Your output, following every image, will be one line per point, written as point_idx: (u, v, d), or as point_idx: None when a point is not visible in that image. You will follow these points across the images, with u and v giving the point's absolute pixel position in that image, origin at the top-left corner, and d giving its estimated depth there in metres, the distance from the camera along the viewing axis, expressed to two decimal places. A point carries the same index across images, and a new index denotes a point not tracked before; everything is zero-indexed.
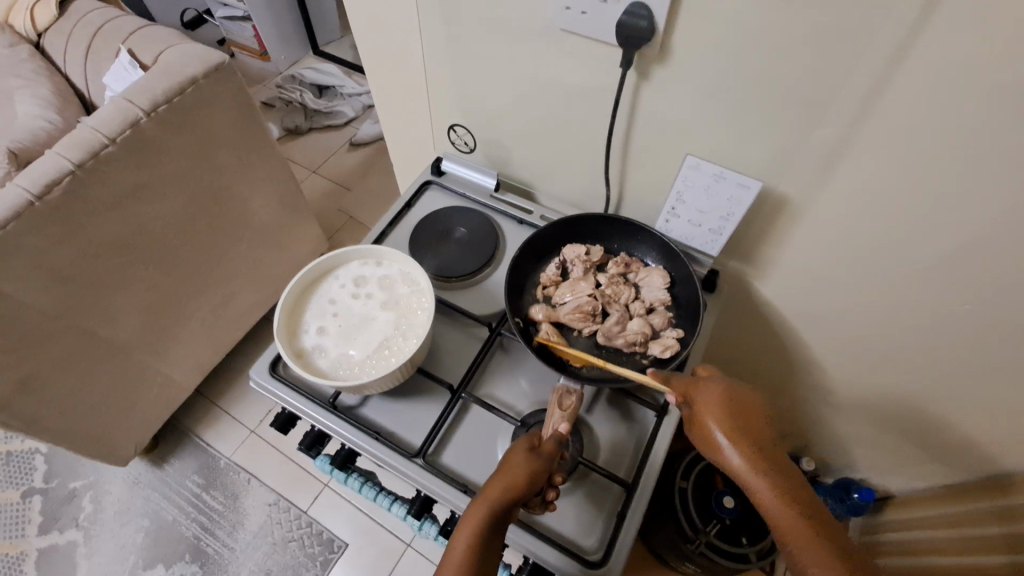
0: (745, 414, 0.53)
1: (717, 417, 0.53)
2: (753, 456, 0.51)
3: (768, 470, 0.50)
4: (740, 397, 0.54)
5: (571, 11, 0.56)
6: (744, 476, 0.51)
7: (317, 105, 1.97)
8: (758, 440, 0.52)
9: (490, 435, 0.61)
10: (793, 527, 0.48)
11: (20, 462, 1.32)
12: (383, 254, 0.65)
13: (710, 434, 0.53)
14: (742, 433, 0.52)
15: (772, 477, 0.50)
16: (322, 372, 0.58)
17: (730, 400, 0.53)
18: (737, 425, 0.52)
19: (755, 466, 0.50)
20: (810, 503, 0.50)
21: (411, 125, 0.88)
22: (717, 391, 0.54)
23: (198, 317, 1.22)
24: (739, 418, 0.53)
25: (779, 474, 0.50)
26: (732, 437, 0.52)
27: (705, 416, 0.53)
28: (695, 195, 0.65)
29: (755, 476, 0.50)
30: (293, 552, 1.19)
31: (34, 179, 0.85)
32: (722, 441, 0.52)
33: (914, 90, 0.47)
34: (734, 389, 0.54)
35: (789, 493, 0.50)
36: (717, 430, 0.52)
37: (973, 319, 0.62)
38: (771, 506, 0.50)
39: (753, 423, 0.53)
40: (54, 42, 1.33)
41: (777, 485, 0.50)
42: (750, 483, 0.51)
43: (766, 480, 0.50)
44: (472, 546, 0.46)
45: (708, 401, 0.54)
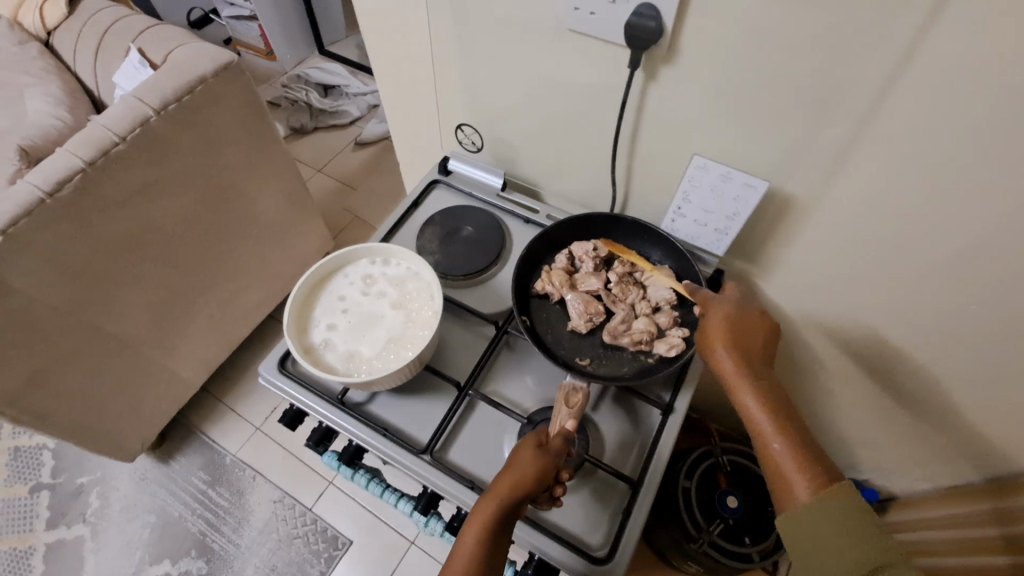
0: (746, 331, 0.58)
1: (721, 330, 0.57)
2: (748, 367, 0.55)
3: (759, 382, 0.54)
4: (746, 317, 0.59)
5: (579, 12, 0.56)
6: (736, 385, 0.54)
7: (322, 104, 1.99)
8: (755, 356, 0.56)
9: (497, 432, 0.61)
10: (772, 435, 0.51)
11: (28, 457, 1.33)
12: (392, 251, 0.66)
13: (711, 344, 0.57)
14: (741, 347, 0.56)
15: (760, 389, 0.53)
16: (332, 367, 0.59)
17: (734, 319, 0.58)
18: (739, 340, 0.57)
19: (747, 376, 0.54)
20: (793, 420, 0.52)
21: (418, 125, 0.89)
22: (723, 310, 0.58)
23: (205, 315, 1.22)
24: (739, 331, 0.57)
25: (767, 388, 0.54)
26: (731, 347, 0.56)
27: (710, 329, 0.58)
28: (701, 195, 0.65)
29: (745, 384, 0.54)
30: (298, 549, 1.19)
31: (46, 177, 0.86)
32: (719, 349, 0.56)
33: (920, 92, 0.48)
34: (740, 312, 0.59)
35: (775, 405, 0.53)
36: (718, 339, 0.56)
37: (980, 320, 0.62)
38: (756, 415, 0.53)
39: (752, 340, 0.57)
40: (64, 41, 1.34)
41: (765, 396, 0.53)
42: (739, 392, 0.54)
43: (755, 389, 0.53)
44: (480, 539, 0.47)
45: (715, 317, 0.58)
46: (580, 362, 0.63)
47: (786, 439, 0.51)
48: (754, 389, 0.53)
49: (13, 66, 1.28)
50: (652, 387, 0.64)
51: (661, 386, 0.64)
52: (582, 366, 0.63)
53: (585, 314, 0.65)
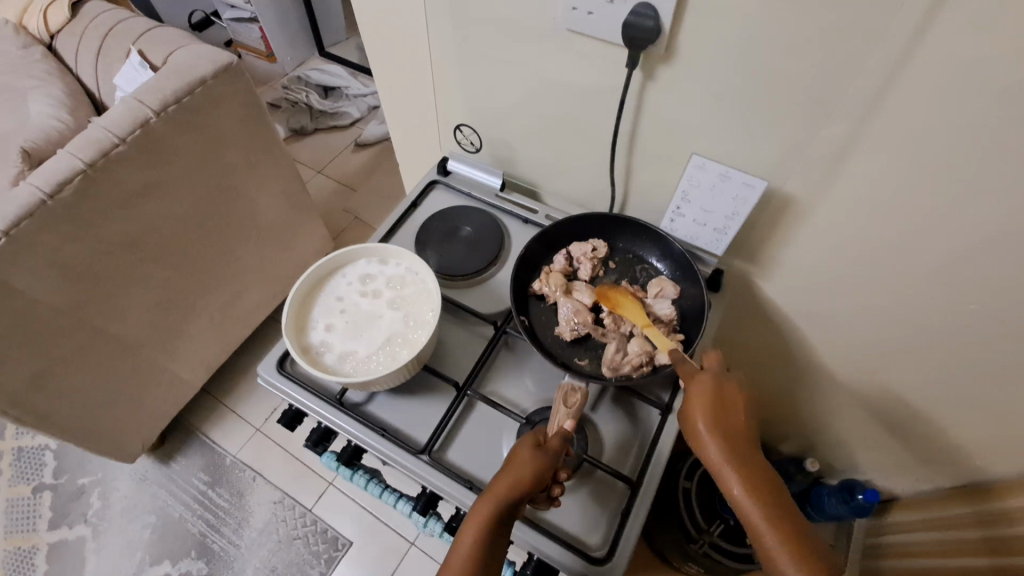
0: (729, 407, 0.54)
1: (701, 411, 0.53)
2: (732, 450, 0.52)
3: (746, 467, 0.51)
4: (728, 388, 0.54)
5: (578, 11, 0.56)
6: (721, 470, 0.52)
7: (323, 105, 1.99)
8: (739, 434, 0.53)
9: (495, 432, 0.61)
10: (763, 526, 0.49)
11: (30, 457, 1.33)
12: (390, 252, 0.66)
13: (694, 425, 0.53)
14: (724, 428, 0.53)
15: (748, 475, 0.51)
16: (330, 368, 0.59)
17: (715, 394, 0.54)
18: (722, 418, 0.53)
19: (733, 461, 0.51)
20: (784, 502, 0.50)
21: (418, 125, 0.89)
22: (703, 385, 0.54)
23: (206, 316, 1.23)
24: (723, 411, 0.53)
25: (754, 470, 0.51)
26: (713, 430, 0.52)
27: (691, 408, 0.54)
28: (700, 194, 0.65)
29: (730, 471, 0.51)
30: (298, 550, 1.19)
31: (47, 178, 0.86)
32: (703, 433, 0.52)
33: (918, 92, 0.48)
34: (723, 383, 0.55)
35: (764, 491, 0.50)
36: (701, 423, 0.53)
37: (980, 319, 0.62)
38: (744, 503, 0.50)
39: (736, 415, 0.53)
40: (66, 43, 1.35)
41: (752, 480, 0.50)
42: (726, 478, 0.51)
43: (742, 475, 0.51)
44: (478, 540, 0.47)
45: (694, 393, 0.54)
46: (579, 362, 0.63)
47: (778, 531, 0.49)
48: (741, 474, 0.51)
49: (16, 69, 1.28)
50: (651, 387, 0.64)
51: (660, 386, 0.64)
52: (582, 366, 0.63)
53: (577, 324, 0.64)
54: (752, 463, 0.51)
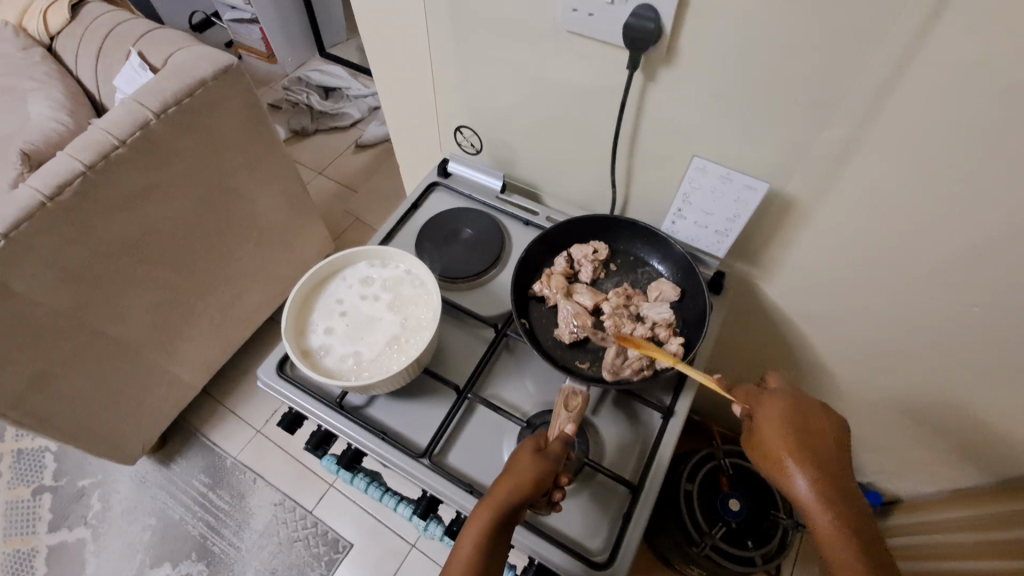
0: (814, 434, 0.52)
1: (784, 437, 0.52)
2: (820, 482, 0.49)
3: (833, 500, 0.49)
4: (811, 413, 0.53)
5: (578, 13, 0.56)
6: (806, 502, 0.50)
7: (323, 106, 1.99)
8: (828, 465, 0.50)
9: (496, 435, 0.61)
10: (853, 567, 0.46)
11: (30, 460, 1.33)
12: (391, 254, 0.65)
13: (775, 450, 0.52)
14: (811, 457, 0.51)
15: (837, 511, 0.48)
16: (330, 371, 0.58)
17: (797, 420, 0.53)
18: (807, 445, 0.51)
19: (820, 494, 0.49)
20: (875, 545, 0.48)
21: (417, 127, 0.89)
22: (782, 409, 0.53)
23: (206, 318, 1.22)
24: (802, 435, 0.52)
25: (844, 507, 0.49)
26: (798, 457, 0.50)
27: (768, 432, 0.53)
28: (701, 196, 0.65)
29: (817, 504, 0.49)
30: (298, 552, 1.19)
31: (47, 180, 0.86)
32: (786, 458, 0.51)
33: (921, 93, 0.47)
34: (806, 408, 0.53)
35: (854, 531, 0.48)
36: (783, 449, 0.51)
37: (983, 320, 0.61)
38: (831, 540, 0.48)
39: (822, 444, 0.51)
40: (66, 44, 1.35)
41: (842, 518, 0.48)
42: (810, 510, 0.49)
43: (829, 510, 0.49)
44: (480, 545, 0.47)
45: (773, 418, 0.53)
46: (580, 365, 0.63)
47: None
48: (829, 509, 0.49)
49: (16, 70, 1.28)
50: (652, 390, 0.64)
51: (661, 389, 0.64)
52: (583, 369, 0.63)
53: (575, 325, 0.63)
54: (842, 498, 0.49)
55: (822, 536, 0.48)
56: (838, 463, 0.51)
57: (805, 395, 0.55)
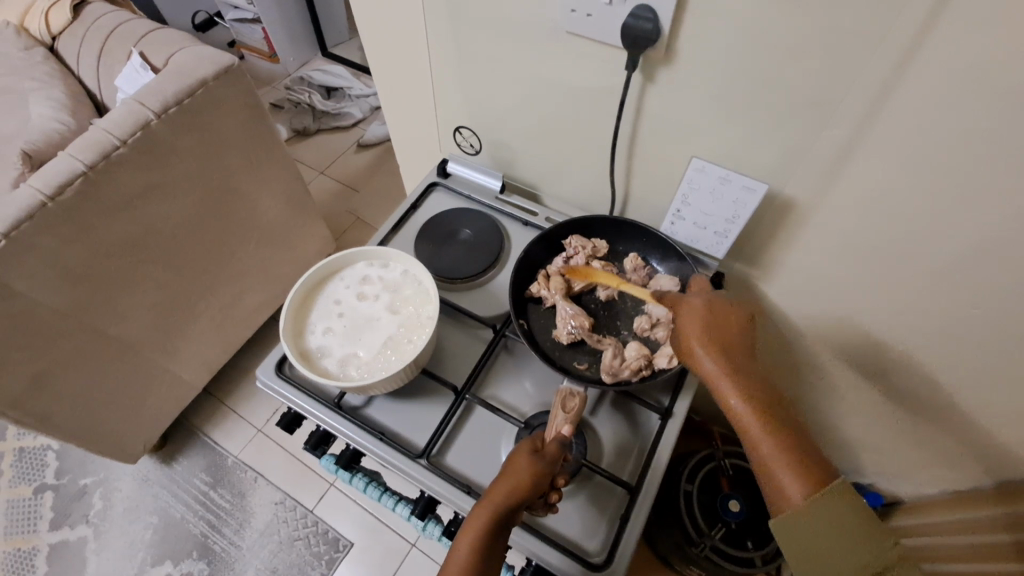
0: (721, 324, 0.56)
1: (696, 329, 0.56)
2: (728, 362, 0.53)
3: (740, 376, 0.52)
4: (720, 310, 0.57)
5: (576, 13, 0.56)
6: (716, 381, 0.53)
7: (325, 106, 1.99)
8: (736, 350, 0.55)
9: (494, 436, 0.61)
10: (754, 428, 0.50)
11: (33, 458, 1.34)
12: (390, 254, 0.65)
13: (688, 341, 0.56)
14: (717, 341, 0.55)
15: (744, 385, 0.52)
16: (328, 372, 0.58)
17: (709, 316, 0.57)
18: (717, 334, 0.55)
19: (728, 372, 0.53)
20: (779, 412, 0.51)
21: (417, 128, 0.89)
22: (698, 310, 0.58)
23: (207, 317, 1.23)
24: (714, 325, 0.56)
25: (750, 381, 0.52)
26: (708, 345, 0.54)
27: (685, 329, 0.57)
28: (700, 197, 0.64)
29: (726, 381, 0.52)
30: (299, 551, 1.19)
31: (48, 180, 0.87)
32: (697, 347, 0.55)
33: (923, 93, 0.47)
34: (717, 307, 0.58)
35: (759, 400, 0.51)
36: (694, 339, 0.55)
37: (985, 323, 0.61)
38: (740, 412, 0.51)
39: (732, 334, 0.56)
40: (68, 45, 1.35)
41: (749, 391, 0.52)
42: (721, 388, 0.53)
43: (737, 385, 0.52)
44: (477, 547, 0.47)
45: (688, 317, 0.58)
46: (578, 366, 0.63)
47: (773, 436, 0.49)
48: (736, 384, 0.52)
49: (18, 72, 1.29)
50: (650, 390, 0.63)
51: (660, 390, 0.64)
52: (581, 370, 0.63)
53: (571, 324, 0.63)
54: (747, 375, 0.53)
55: (733, 410, 0.52)
56: (746, 349, 0.55)
57: (718, 300, 0.59)
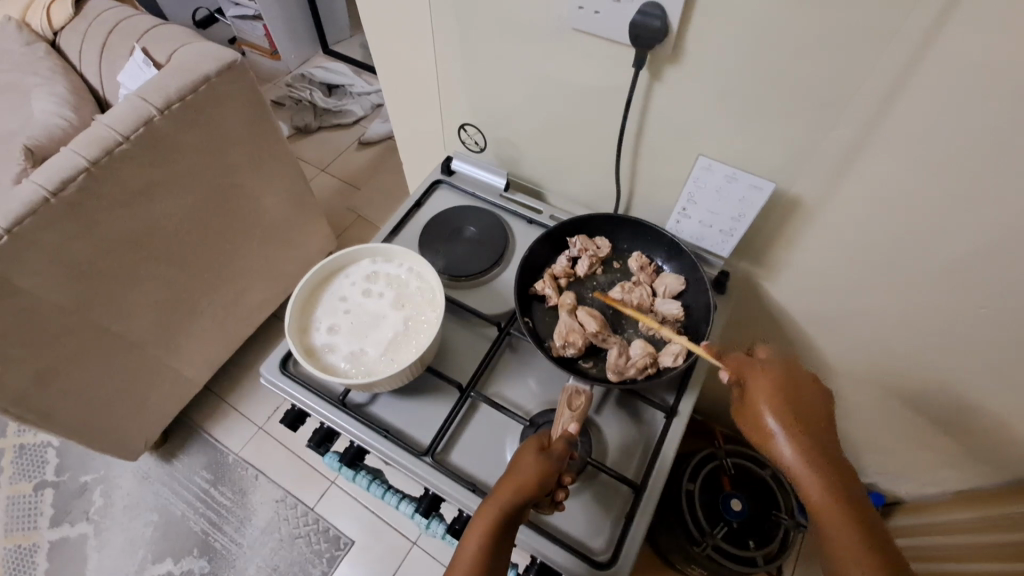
0: (800, 400, 0.52)
1: (775, 408, 0.52)
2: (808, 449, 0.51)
3: (819, 464, 0.50)
4: (799, 383, 0.53)
5: (584, 11, 0.56)
6: (794, 464, 0.51)
7: (326, 103, 1.98)
8: (815, 431, 0.52)
9: (499, 434, 0.61)
10: (832, 519, 0.49)
11: (33, 455, 1.34)
12: (394, 252, 0.65)
13: (763, 419, 0.52)
14: (796, 420, 0.52)
15: (827, 476, 0.50)
16: (333, 369, 0.58)
17: (789, 390, 0.52)
18: (795, 413, 0.52)
19: (807, 459, 0.51)
20: (855, 500, 0.50)
21: (421, 125, 0.89)
22: (773, 379, 0.53)
23: (209, 314, 1.22)
24: (793, 403, 0.52)
25: (830, 468, 0.50)
26: (789, 428, 0.51)
27: (760, 404, 0.53)
28: (706, 196, 0.64)
29: (806, 470, 0.50)
30: (300, 549, 1.19)
31: (50, 176, 0.86)
32: (775, 428, 0.51)
33: (933, 91, 0.47)
34: (796, 376, 0.53)
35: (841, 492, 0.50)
36: (771, 417, 0.52)
37: (989, 323, 0.61)
38: (820, 502, 0.50)
39: (811, 411, 0.52)
40: (69, 40, 1.34)
41: (829, 480, 0.50)
42: (800, 473, 0.51)
43: (819, 477, 0.50)
44: (485, 547, 0.47)
45: (764, 389, 0.53)
46: (583, 365, 0.63)
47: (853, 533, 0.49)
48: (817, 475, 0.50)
49: (20, 66, 1.28)
50: (655, 389, 0.63)
51: (664, 388, 0.63)
52: (588, 369, 0.62)
53: (562, 341, 0.62)
54: (827, 461, 0.51)
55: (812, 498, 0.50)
56: (821, 424, 0.52)
57: (791, 362, 0.54)
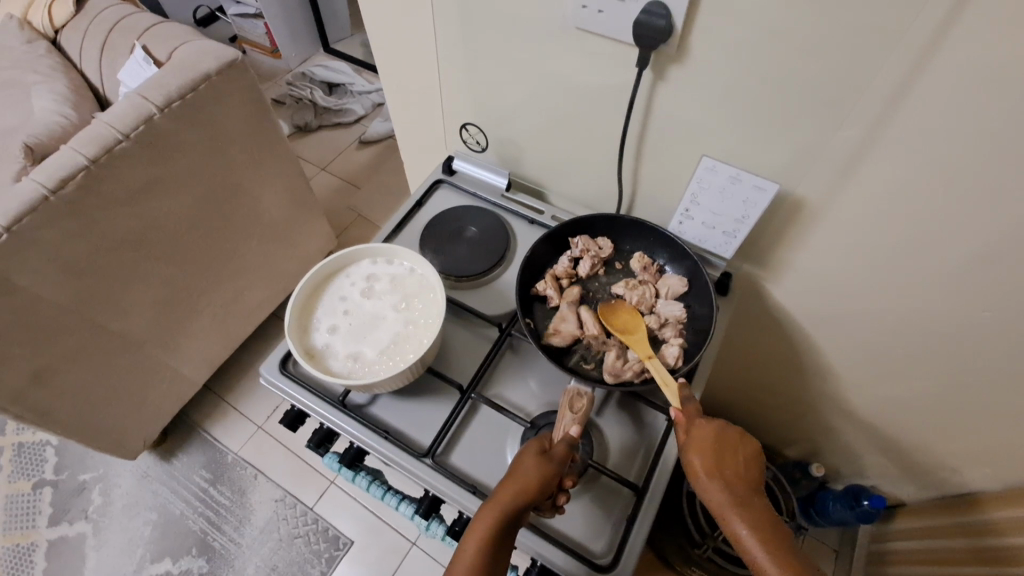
0: (729, 450, 0.51)
1: (704, 456, 0.51)
2: (736, 497, 0.49)
3: (751, 510, 0.49)
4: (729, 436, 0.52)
5: (588, 10, 0.55)
6: (726, 516, 0.49)
7: (327, 102, 1.98)
8: (741, 481, 0.50)
9: (500, 436, 0.60)
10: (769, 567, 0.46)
11: (32, 453, 1.33)
12: (396, 251, 0.65)
13: (692, 466, 0.51)
14: (721, 467, 0.50)
15: (756, 523, 0.48)
16: (335, 370, 0.58)
17: (717, 439, 0.52)
18: (721, 463, 0.51)
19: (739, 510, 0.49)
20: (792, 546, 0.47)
21: (422, 125, 0.88)
22: (707, 430, 0.52)
23: (209, 313, 1.22)
24: (722, 450, 0.51)
25: (763, 519, 0.48)
26: (715, 476, 0.50)
27: (691, 449, 0.51)
28: (709, 197, 0.64)
29: (737, 520, 0.48)
30: (299, 549, 1.19)
31: (50, 174, 0.86)
32: (702, 475, 0.50)
33: (940, 91, 0.46)
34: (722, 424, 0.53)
35: (778, 545, 0.47)
36: (699, 465, 0.50)
37: (992, 326, 0.61)
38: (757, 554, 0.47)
39: (740, 460, 0.51)
40: (70, 37, 1.34)
41: (763, 531, 0.48)
42: (731, 525, 0.49)
43: (753, 528, 0.48)
44: (482, 557, 0.46)
45: (691, 439, 0.52)
46: (584, 366, 0.62)
47: None
48: (749, 526, 0.48)
49: (20, 64, 1.28)
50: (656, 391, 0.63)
51: None
52: (588, 370, 0.62)
53: (563, 332, 0.62)
54: (757, 511, 0.49)
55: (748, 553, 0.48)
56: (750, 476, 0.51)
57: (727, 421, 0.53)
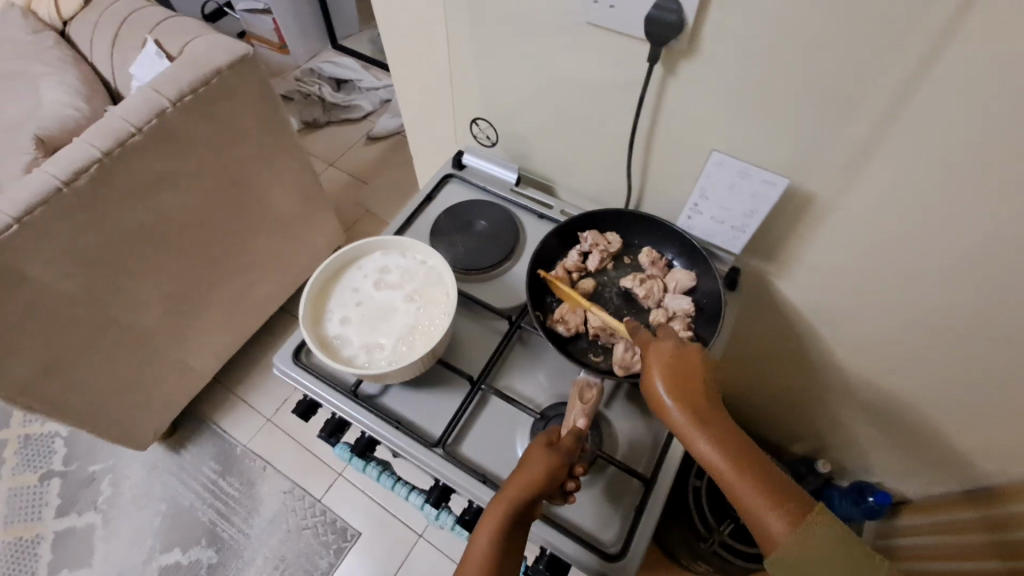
0: (689, 369, 0.52)
1: (666, 379, 0.51)
2: (697, 414, 0.49)
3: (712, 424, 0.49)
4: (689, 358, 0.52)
5: (599, 5, 0.56)
6: (687, 433, 0.49)
7: (335, 98, 1.99)
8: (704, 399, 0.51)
9: (510, 426, 0.61)
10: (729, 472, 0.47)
11: (40, 445, 1.35)
12: (408, 244, 0.66)
13: (655, 388, 0.52)
14: (683, 387, 0.51)
15: (717, 434, 0.49)
16: (347, 359, 0.59)
17: (676, 360, 0.52)
18: (681, 382, 0.51)
19: (701, 425, 0.49)
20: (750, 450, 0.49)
21: (433, 119, 0.89)
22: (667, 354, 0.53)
23: (217, 306, 1.23)
24: (682, 370, 0.52)
25: (722, 430, 0.49)
26: (679, 398, 0.50)
27: (654, 373, 0.52)
28: (719, 191, 0.64)
29: (702, 437, 0.49)
30: (307, 540, 1.20)
31: (64, 166, 0.87)
32: (664, 395, 0.51)
33: (951, 87, 0.46)
34: (683, 348, 0.53)
35: (737, 452, 0.48)
36: (662, 385, 0.51)
37: (1000, 323, 0.61)
38: (718, 462, 0.48)
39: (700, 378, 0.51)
40: (81, 31, 1.35)
41: (724, 441, 0.48)
42: (696, 446, 0.49)
43: (713, 439, 0.48)
44: (492, 553, 0.47)
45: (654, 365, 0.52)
46: (592, 358, 0.63)
47: (759, 492, 0.46)
48: (713, 441, 0.48)
49: (31, 57, 1.29)
50: None
51: None
52: (596, 362, 0.62)
53: (571, 323, 0.63)
54: (719, 423, 0.49)
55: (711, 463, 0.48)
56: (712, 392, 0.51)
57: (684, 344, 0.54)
